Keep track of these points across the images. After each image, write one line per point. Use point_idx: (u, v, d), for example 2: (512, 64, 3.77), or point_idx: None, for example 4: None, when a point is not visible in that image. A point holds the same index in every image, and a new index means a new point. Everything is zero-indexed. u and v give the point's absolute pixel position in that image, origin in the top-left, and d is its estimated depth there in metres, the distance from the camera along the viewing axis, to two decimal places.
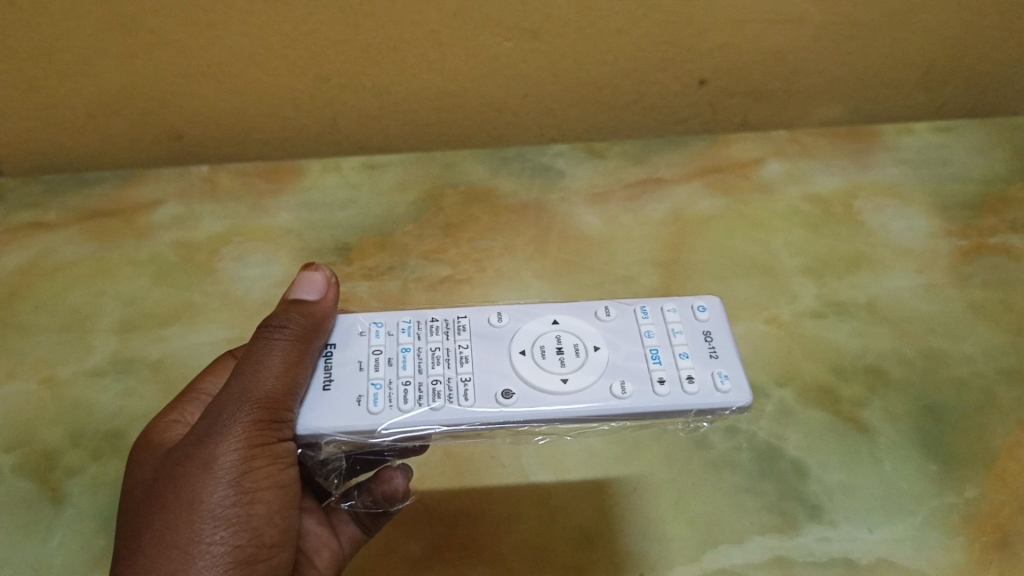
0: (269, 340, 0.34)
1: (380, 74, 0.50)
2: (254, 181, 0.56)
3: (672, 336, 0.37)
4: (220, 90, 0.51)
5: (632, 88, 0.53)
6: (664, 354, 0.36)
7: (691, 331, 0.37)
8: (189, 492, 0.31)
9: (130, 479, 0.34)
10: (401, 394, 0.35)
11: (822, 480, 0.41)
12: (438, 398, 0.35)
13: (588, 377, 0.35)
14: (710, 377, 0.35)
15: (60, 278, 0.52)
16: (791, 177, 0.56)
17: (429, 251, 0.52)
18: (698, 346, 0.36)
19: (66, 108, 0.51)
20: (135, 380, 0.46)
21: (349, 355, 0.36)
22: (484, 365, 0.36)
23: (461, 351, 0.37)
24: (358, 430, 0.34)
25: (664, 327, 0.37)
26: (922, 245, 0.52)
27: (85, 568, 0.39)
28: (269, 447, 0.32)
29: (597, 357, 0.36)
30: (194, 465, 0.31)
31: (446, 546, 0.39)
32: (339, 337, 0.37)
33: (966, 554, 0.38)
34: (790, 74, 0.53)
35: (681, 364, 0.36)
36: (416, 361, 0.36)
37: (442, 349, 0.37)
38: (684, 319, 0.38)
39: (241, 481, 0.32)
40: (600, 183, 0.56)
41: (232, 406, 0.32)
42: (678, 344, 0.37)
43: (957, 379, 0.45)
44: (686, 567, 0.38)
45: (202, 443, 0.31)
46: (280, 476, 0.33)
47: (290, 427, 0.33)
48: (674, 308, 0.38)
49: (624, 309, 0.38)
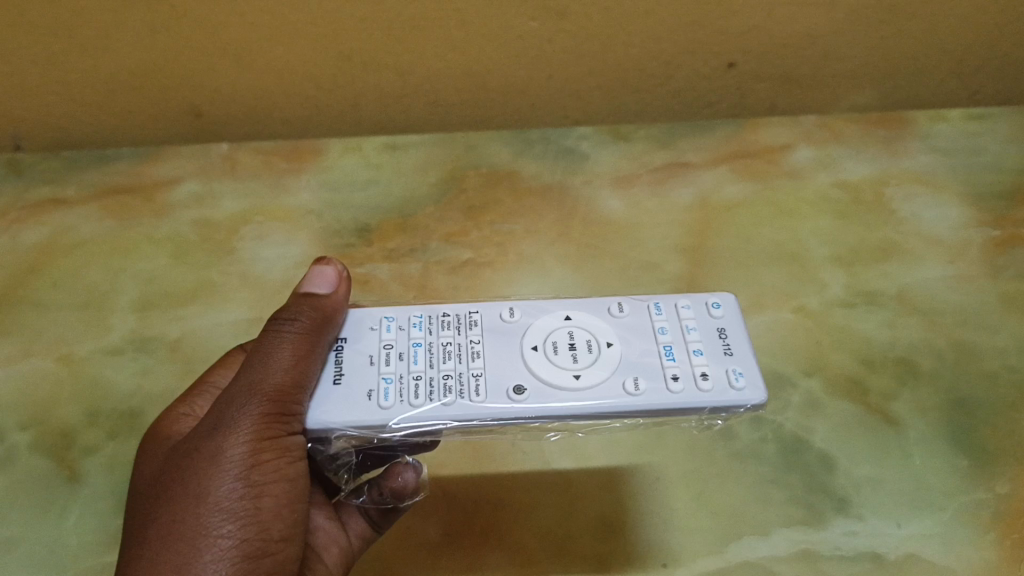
0: (279, 334, 0.34)
1: (402, 53, 0.49)
2: (274, 160, 0.55)
3: (686, 332, 0.36)
4: (240, 68, 0.50)
5: (659, 71, 0.52)
6: (678, 350, 0.35)
7: (706, 328, 0.36)
8: (196, 485, 0.30)
9: (138, 475, 0.34)
10: (412, 389, 0.34)
11: (850, 473, 0.40)
12: (449, 391, 0.34)
13: (601, 373, 0.35)
14: (725, 374, 0.34)
15: (78, 255, 0.51)
16: (820, 163, 0.55)
17: (450, 234, 0.51)
18: (712, 343, 0.36)
19: (86, 83, 0.50)
20: (153, 359, 0.45)
21: (360, 349, 0.36)
22: (496, 361, 0.35)
23: (472, 346, 0.36)
24: (369, 425, 0.33)
25: (678, 323, 0.37)
26: (953, 235, 0.51)
27: (100, 547, 0.38)
28: (278, 440, 0.32)
29: (609, 354, 0.35)
30: (202, 459, 0.30)
31: (465, 533, 0.38)
32: (350, 331, 0.36)
33: (996, 551, 0.37)
34: (820, 58, 0.52)
35: (695, 362, 0.35)
36: (427, 355, 0.36)
37: (454, 344, 0.36)
38: (699, 316, 0.37)
39: (249, 474, 0.31)
40: (625, 166, 0.55)
41: (241, 398, 0.32)
42: (693, 341, 0.36)
43: (988, 373, 0.44)
44: (709, 558, 0.37)
45: (210, 436, 0.31)
46: (289, 469, 0.32)
47: (299, 421, 0.33)
48: (688, 304, 0.37)
49: (637, 305, 0.37)
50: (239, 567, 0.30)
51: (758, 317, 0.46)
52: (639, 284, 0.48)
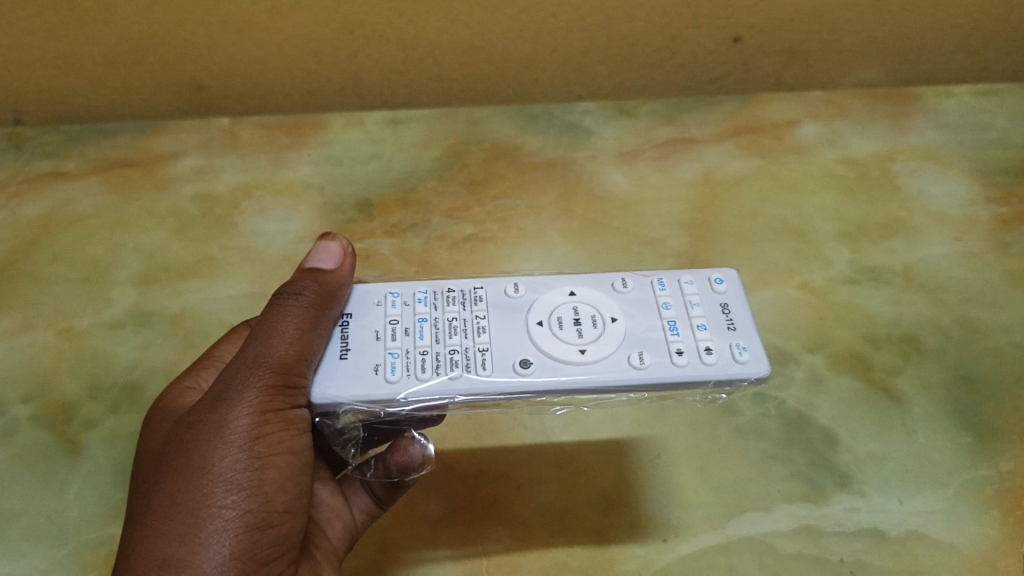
0: (284, 307, 0.33)
1: (404, 27, 0.49)
2: (275, 134, 0.55)
3: (690, 307, 0.36)
4: (241, 41, 0.49)
5: (663, 45, 0.51)
6: (682, 325, 0.35)
7: (709, 303, 0.36)
8: (200, 457, 0.30)
9: (142, 445, 0.34)
10: (418, 363, 0.34)
11: (852, 449, 0.40)
12: (457, 364, 0.34)
13: (606, 348, 0.34)
14: (729, 348, 0.34)
15: (79, 228, 0.51)
16: (826, 139, 0.54)
17: (452, 209, 0.51)
18: (716, 318, 0.35)
19: (85, 57, 0.50)
20: (153, 333, 0.45)
21: (365, 325, 0.36)
22: (502, 335, 0.35)
23: (478, 321, 0.36)
24: (376, 399, 0.33)
25: (682, 299, 0.36)
26: (960, 212, 0.50)
27: (101, 520, 0.38)
28: (281, 413, 0.32)
29: (614, 329, 0.35)
30: (206, 431, 0.30)
31: (466, 507, 0.38)
32: (355, 306, 0.36)
33: (998, 528, 0.37)
34: (827, 33, 0.51)
35: (699, 336, 0.35)
36: (432, 331, 0.35)
37: (459, 319, 0.36)
38: (702, 291, 0.36)
39: (253, 446, 0.31)
40: (629, 141, 0.54)
41: (245, 371, 0.32)
42: (696, 316, 0.35)
43: (994, 350, 0.43)
44: (709, 534, 0.37)
45: (214, 408, 0.31)
46: (294, 442, 0.32)
47: (303, 395, 0.33)
48: (691, 280, 0.37)
49: (641, 280, 0.37)
50: (240, 539, 0.30)
51: (761, 294, 0.46)
52: (641, 260, 0.48)
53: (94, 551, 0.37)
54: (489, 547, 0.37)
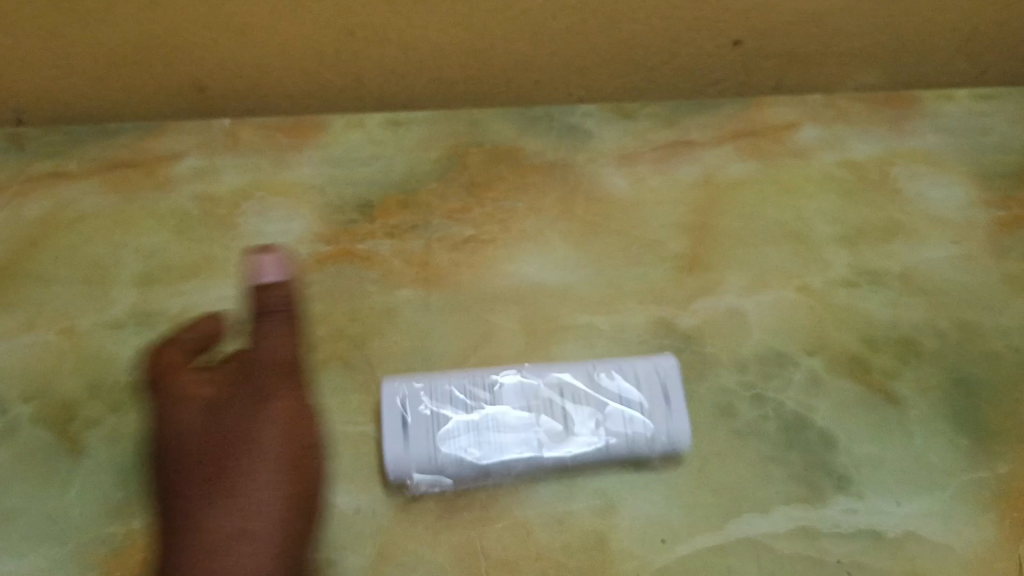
0: (272, 319, 0.42)
1: (406, 28, 0.49)
2: (276, 135, 0.55)
3: (645, 386, 0.40)
4: (244, 42, 0.50)
5: (663, 48, 0.52)
6: (644, 407, 0.40)
7: (653, 379, 0.40)
8: (253, 438, 0.40)
9: (171, 427, 0.41)
10: (459, 441, 0.39)
11: (850, 451, 0.40)
12: (486, 433, 0.39)
13: (591, 438, 0.39)
14: (674, 424, 0.39)
15: (81, 229, 0.51)
16: (827, 142, 0.54)
17: (452, 211, 0.51)
18: (661, 398, 0.40)
19: (89, 56, 0.50)
20: (155, 334, 0.46)
21: (403, 414, 0.39)
22: (518, 425, 0.39)
23: (494, 414, 0.40)
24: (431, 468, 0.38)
25: (639, 379, 0.40)
26: (958, 215, 0.50)
27: (102, 519, 0.39)
28: (307, 424, 0.40)
29: (600, 411, 0.40)
30: (235, 430, 0.40)
31: (464, 506, 0.39)
32: (391, 405, 0.39)
33: (995, 530, 0.38)
34: (827, 37, 0.52)
35: (654, 415, 0.39)
36: (464, 423, 0.39)
37: (479, 408, 0.40)
38: (645, 368, 0.41)
39: (292, 449, 0.39)
40: (630, 144, 0.54)
41: (259, 370, 0.41)
42: (653, 396, 0.40)
43: (991, 353, 0.44)
44: (708, 535, 0.38)
45: (259, 401, 0.41)
46: (311, 469, 0.39)
47: (286, 395, 0.41)
48: (642, 364, 0.41)
49: (613, 367, 0.41)
50: (269, 528, 0.38)
51: (759, 297, 0.46)
52: (640, 262, 0.48)
53: (94, 550, 0.39)
54: (488, 547, 0.38)
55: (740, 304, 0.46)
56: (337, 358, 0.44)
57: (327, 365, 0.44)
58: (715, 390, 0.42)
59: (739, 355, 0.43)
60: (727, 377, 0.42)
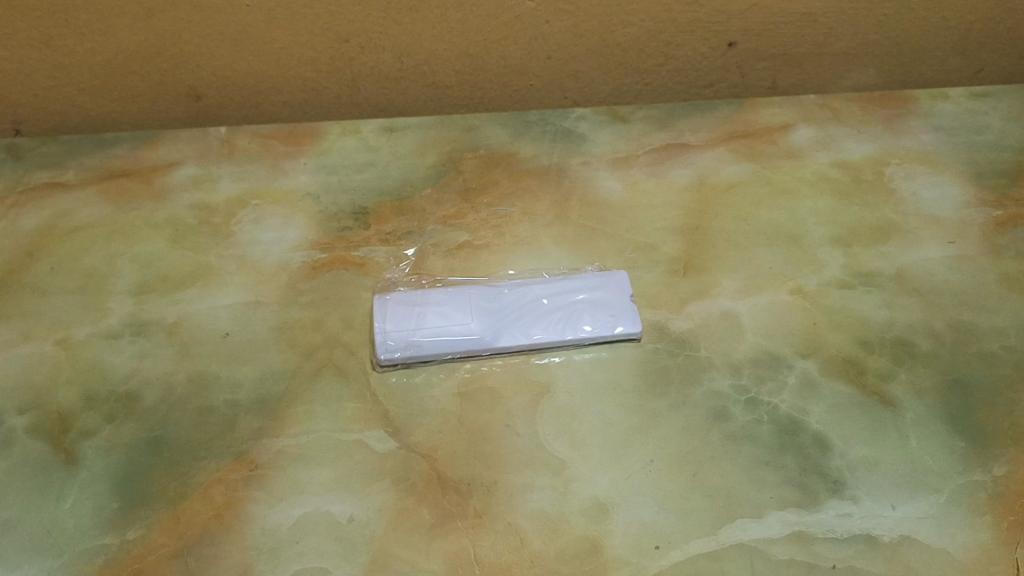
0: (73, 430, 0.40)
1: (399, 36, 0.50)
2: (271, 143, 0.55)
3: (601, 303, 0.45)
4: (238, 52, 0.50)
5: (656, 51, 0.53)
6: (596, 298, 0.45)
7: (608, 298, 0.45)
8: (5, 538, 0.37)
9: None
10: (444, 321, 0.44)
11: (845, 455, 0.40)
12: (470, 350, 0.43)
13: (552, 311, 0.45)
14: (624, 311, 0.44)
15: (78, 239, 0.50)
16: (820, 143, 0.54)
17: (446, 217, 0.51)
18: (616, 307, 0.45)
19: (83, 67, 0.51)
20: (150, 343, 0.45)
21: (393, 320, 0.44)
22: (488, 310, 0.44)
23: (468, 299, 0.45)
24: (426, 354, 0.43)
25: (589, 286, 0.45)
26: (953, 215, 0.50)
27: (96, 531, 0.38)
28: None
29: (559, 321, 0.44)
30: None
31: (457, 514, 0.38)
32: (381, 317, 0.44)
33: (991, 533, 0.37)
34: (821, 36, 0.53)
35: (610, 300, 0.45)
36: (441, 293, 0.45)
37: (453, 309, 0.44)
38: (597, 284, 0.46)
39: None
40: (623, 148, 0.54)
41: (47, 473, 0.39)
42: (606, 303, 0.45)
43: (987, 353, 0.43)
44: (702, 540, 0.37)
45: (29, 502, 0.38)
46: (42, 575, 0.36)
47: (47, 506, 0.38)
48: (593, 274, 0.46)
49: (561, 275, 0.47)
50: None
51: (753, 299, 0.46)
52: (634, 265, 0.48)
53: (89, 560, 0.37)
54: (482, 555, 0.37)
55: (735, 306, 0.45)
56: (331, 367, 0.44)
57: (317, 375, 0.43)
58: (708, 395, 0.42)
59: (733, 359, 0.43)
60: (721, 381, 0.42)
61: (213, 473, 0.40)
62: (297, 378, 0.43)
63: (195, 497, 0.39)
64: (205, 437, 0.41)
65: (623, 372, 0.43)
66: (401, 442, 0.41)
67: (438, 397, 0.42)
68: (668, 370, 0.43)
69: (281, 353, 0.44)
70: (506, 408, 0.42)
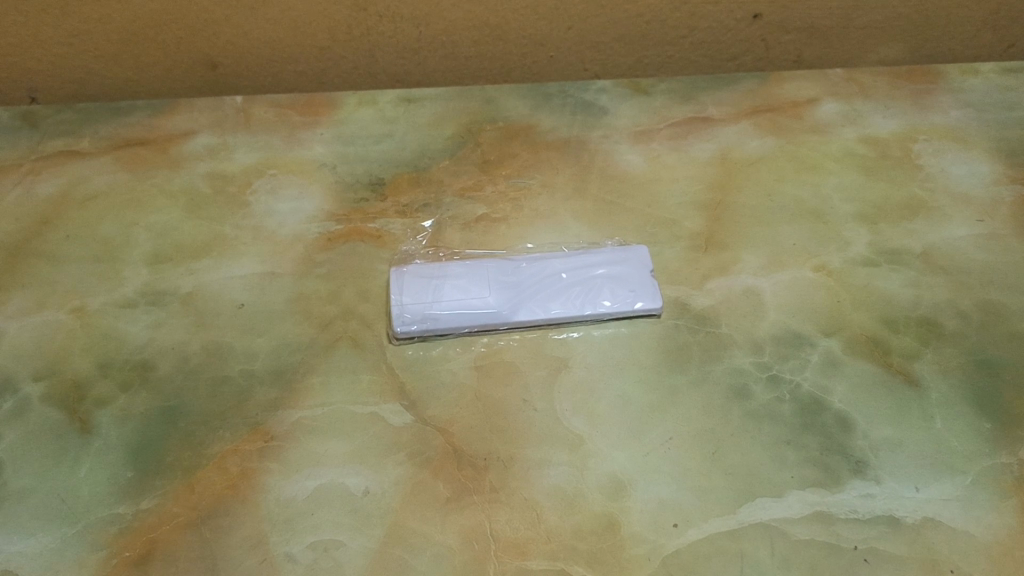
0: None
1: (418, 5, 0.49)
2: (288, 113, 0.54)
3: (621, 278, 0.44)
4: (254, 19, 0.50)
5: (680, 22, 0.52)
6: (616, 272, 0.44)
7: (628, 273, 0.44)
8: None
9: None
10: (462, 294, 0.43)
11: (868, 435, 0.39)
12: (487, 324, 0.43)
13: (572, 285, 0.44)
14: (644, 286, 0.44)
15: (93, 207, 0.50)
16: (847, 118, 0.53)
17: (464, 189, 0.50)
18: (637, 282, 0.44)
19: (98, 33, 0.50)
20: (166, 312, 0.45)
21: (410, 292, 0.43)
22: (507, 283, 0.44)
23: (486, 272, 0.44)
24: (443, 328, 0.42)
25: (610, 260, 0.45)
26: (982, 193, 0.49)
27: (111, 499, 0.38)
28: None
29: (578, 296, 0.43)
30: None
31: (474, 489, 0.38)
32: (398, 289, 0.43)
33: (1017, 516, 0.36)
34: (849, 9, 0.52)
35: (631, 275, 0.44)
36: (459, 265, 0.44)
37: (471, 282, 0.44)
38: (617, 258, 0.45)
39: None
40: (645, 121, 0.53)
41: None
42: (626, 278, 0.44)
43: (1015, 334, 0.43)
44: (721, 519, 0.37)
45: None
46: None
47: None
48: (614, 249, 0.45)
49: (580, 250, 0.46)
50: None
51: (776, 276, 0.45)
52: (655, 240, 0.47)
53: (103, 529, 0.37)
54: (497, 531, 0.36)
55: (757, 283, 0.45)
56: (347, 340, 0.43)
57: (333, 348, 0.43)
58: (729, 372, 0.41)
59: (755, 337, 0.42)
60: (742, 359, 0.42)
61: (228, 443, 0.39)
62: (312, 350, 0.43)
63: (209, 467, 0.39)
64: (221, 407, 0.41)
65: (643, 348, 0.42)
66: (418, 415, 0.40)
67: (455, 370, 0.42)
68: (688, 347, 0.42)
69: (296, 325, 0.44)
70: (523, 382, 0.41)
